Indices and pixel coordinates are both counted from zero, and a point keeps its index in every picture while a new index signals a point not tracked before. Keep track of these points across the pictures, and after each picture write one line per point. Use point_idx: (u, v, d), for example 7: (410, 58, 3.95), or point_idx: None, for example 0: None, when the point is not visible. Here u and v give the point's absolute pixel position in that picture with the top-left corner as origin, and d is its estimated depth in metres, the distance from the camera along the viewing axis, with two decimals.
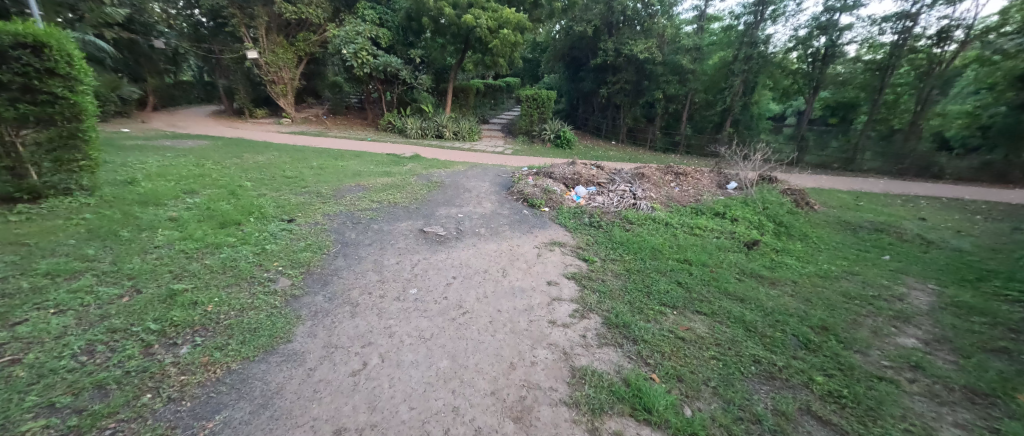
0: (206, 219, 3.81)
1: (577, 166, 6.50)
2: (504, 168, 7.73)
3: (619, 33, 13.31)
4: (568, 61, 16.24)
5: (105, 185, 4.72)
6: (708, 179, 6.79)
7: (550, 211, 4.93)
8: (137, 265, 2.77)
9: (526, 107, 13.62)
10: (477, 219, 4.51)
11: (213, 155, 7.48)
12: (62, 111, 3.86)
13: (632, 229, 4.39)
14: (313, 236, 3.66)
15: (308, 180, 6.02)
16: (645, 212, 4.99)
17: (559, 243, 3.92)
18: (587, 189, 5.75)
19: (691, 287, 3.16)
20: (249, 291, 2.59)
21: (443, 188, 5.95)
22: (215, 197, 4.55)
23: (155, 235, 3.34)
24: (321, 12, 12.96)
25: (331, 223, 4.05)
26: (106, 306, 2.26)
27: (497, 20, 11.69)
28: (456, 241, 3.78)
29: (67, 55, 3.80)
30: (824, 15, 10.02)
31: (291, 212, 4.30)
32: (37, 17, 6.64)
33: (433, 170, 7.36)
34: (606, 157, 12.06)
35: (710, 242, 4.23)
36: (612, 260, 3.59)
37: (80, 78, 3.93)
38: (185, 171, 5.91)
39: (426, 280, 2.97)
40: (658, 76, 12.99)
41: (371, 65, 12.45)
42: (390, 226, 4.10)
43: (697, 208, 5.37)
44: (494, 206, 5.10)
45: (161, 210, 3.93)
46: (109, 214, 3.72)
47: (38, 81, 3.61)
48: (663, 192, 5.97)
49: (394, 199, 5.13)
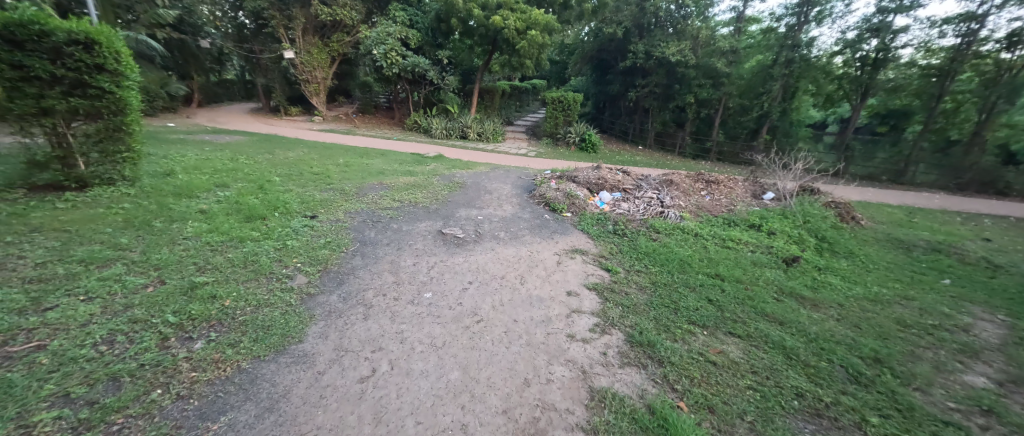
0: (233, 212, 3.91)
1: (602, 170, 6.28)
2: (527, 170, 7.61)
3: (650, 35, 12.93)
4: (596, 64, 15.94)
5: (146, 176, 4.97)
6: (742, 188, 6.40)
7: (572, 216, 4.77)
8: (165, 256, 2.84)
9: (551, 109, 13.45)
10: (496, 222, 4.40)
11: (247, 150, 7.78)
12: (108, 105, 4.10)
13: (659, 239, 4.15)
14: (333, 233, 3.67)
15: (334, 177, 6.14)
16: (673, 221, 4.72)
17: (580, 251, 3.75)
18: (611, 195, 5.53)
19: (723, 306, 2.90)
20: (266, 287, 2.59)
21: (464, 189, 5.90)
22: (244, 191, 4.68)
23: (185, 226, 3.45)
24: (354, 14, 13.31)
25: (351, 221, 4.06)
26: (131, 296, 2.31)
27: (526, 21, 11.59)
28: (474, 244, 3.69)
29: (116, 52, 4.00)
30: (877, 17, 9.33)
31: (314, 208, 4.35)
32: (94, 17, 7.20)
33: (455, 170, 7.35)
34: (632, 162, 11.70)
35: (745, 256, 3.92)
36: (636, 272, 3.37)
37: (126, 74, 4.14)
38: (219, 165, 6.16)
39: (442, 284, 2.89)
40: (690, 79, 12.51)
41: (399, 65, 12.67)
42: (409, 226, 4.06)
43: (729, 219, 5.04)
44: (514, 209, 4.98)
45: (193, 202, 4.07)
46: (145, 204, 3.88)
47: (88, 76, 3.83)
48: (693, 200, 5.65)
49: (415, 199, 5.12)
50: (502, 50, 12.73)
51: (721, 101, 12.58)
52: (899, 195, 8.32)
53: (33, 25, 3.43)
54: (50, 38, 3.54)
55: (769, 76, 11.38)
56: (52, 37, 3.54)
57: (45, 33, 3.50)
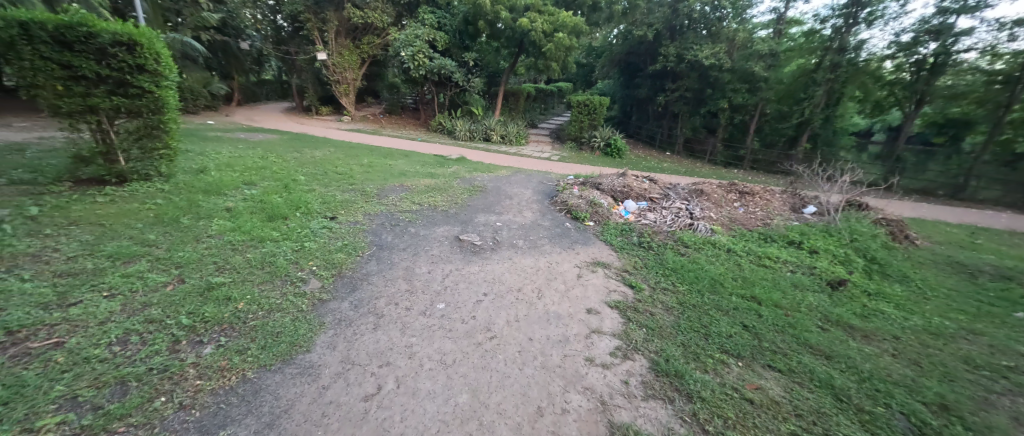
0: (257, 211, 3.97)
1: (628, 177, 6.02)
2: (549, 175, 7.44)
3: (682, 37, 12.46)
4: (624, 65, 15.35)
5: (181, 172, 5.19)
6: (780, 201, 5.95)
7: (595, 226, 4.56)
8: (188, 254, 2.89)
9: (576, 113, 13.21)
10: (515, 229, 4.27)
11: (277, 149, 8.03)
12: (148, 104, 4.30)
13: (687, 253, 3.86)
14: (350, 235, 3.65)
15: (357, 177, 6.21)
16: (703, 234, 4.41)
17: (602, 264, 3.53)
18: (637, 204, 5.27)
19: (761, 333, 2.60)
20: (280, 290, 2.57)
21: (484, 193, 5.81)
22: (270, 190, 4.78)
23: (210, 224, 3.52)
24: (385, 16, 13.65)
25: (370, 223, 4.04)
26: (151, 294, 2.34)
27: (553, 23, 11.43)
28: (491, 253, 3.57)
29: (155, 53, 4.19)
30: (937, 18, 8.53)
31: (335, 209, 4.36)
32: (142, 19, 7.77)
33: (476, 173, 7.29)
34: (659, 169, 11.26)
35: (785, 277, 3.56)
36: (663, 289, 3.10)
37: (164, 74, 4.34)
38: (250, 163, 6.36)
39: (455, 295, 2.78)
40: (724, 84, 11.95)
41: (426, 67, 12.78)
42: (427, 231, 4.00)
43: (766, 234, 4.68)
44: (535, 216, 4.83)
45: (220, 200, 4.17)
46: (176, 200, 4.02)
47: (130, 75, 4.03)
48: (725, 212, 5.29)
49: (434, 202, 5.07)
50: (529, 53, 12.62)
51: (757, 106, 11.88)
52: (960, 213, 7.53)
53: (81, 27, 3.65)
54: (96, 39, 3.74)
55: (811, 81, 10.68)
56: (98, 39, 3.75)
57: (92, 34, 3.72)
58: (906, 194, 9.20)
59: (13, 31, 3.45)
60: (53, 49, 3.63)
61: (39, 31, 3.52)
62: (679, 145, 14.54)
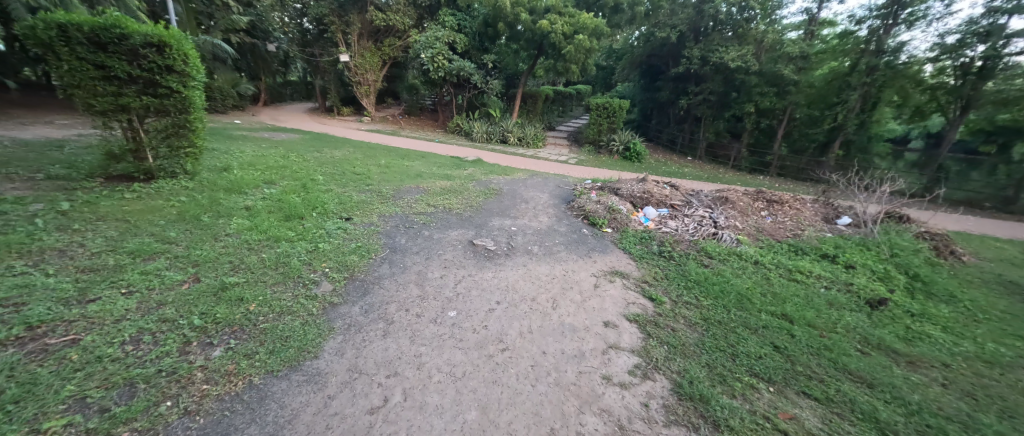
0: (275, 210, 4.02)
1: (648, 183, 5.83)
2: (566, 179, 7.31)
3: (707, 39, 12.09)
4: (646, 69, 15.29)
5: (205, 170, 5.33)
6: (812, 211, 5.62)
7: (612, 232, 4.41)
8: (205, 252, 2.92)
9: (595, 116, 13.00)
10: (531, 235, 4.16)
11: (298, 148, 8.20)
12: (175, 103, 4.44)
13: (712, 265, 3.64)
14: (364, 237, 3.63)
15: (374, 178, 6.25)
16: (728, 244, 4.18)
17: (620, 274, 3.38)
18: (657, 210, 5.08)
19: (795, 355, 2.37)
20: (291, 293, 2.54)
21: (500, 196, 5.74)
22: (289, 189, 4.84)
23: (229, 222, 3.58)
24: (406, 19, 13.84)
25: (384, 225, 4.02)
26: (167, 292, 2.36)
27: (573, 25, 11.29)
28: (505, 258, 3.47)
29: (183, 54, 4.33)
30: (986, 18, 7.95)
31: (350, 210, 4.37)
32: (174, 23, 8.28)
33: (492, 176, 7.23)
34: (680, 174, 10.92)
35: (819, 294, 3.31)
36: (685, 303, 2.90)
37: (191, 75, 4.48)
38: (272, 162, 6.50)
39: (467, 302, 2.69)
40: (751, 87, 11.51)
41: (445, 69, 12.86)
42: (440, 234, 3.94)
43: (796, 246, 4.40)
44: (551, 221, 4.71)
45: (240, 198, 4.25)
46: (198, 198, 4.11)
47: (159, 76, 4.17)
48: (751, 221, 5.03)
49: (449, 205, 5.02)
50: (548, 55, 12.50)
51: (786, 111, 11.60)
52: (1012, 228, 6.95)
53: (114, 28, 3.81)
54: (128, 40, 3.90)
55: (845, 85, 10.15)
56: (130, 40, 3.90)
57: (124, 36, 3.87)
58: (949, 206, 8.59)
59: (52, 33, 3.62)
60: (89, 50, 3.81)
61: (75, 32, 3.70)
62: (701, 150, 14.10)
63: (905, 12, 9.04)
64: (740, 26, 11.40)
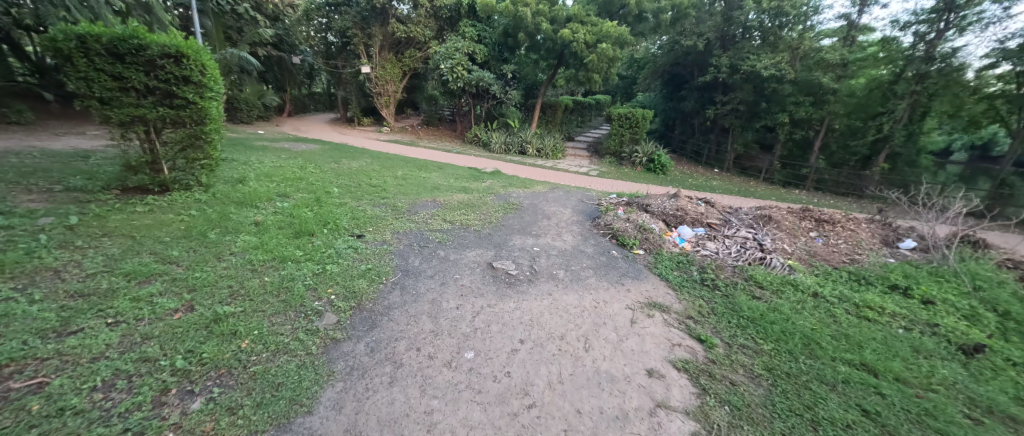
0: (286, 226, 3.83)
1: (680, 199, 5.39)
2: (590, 192, 6.95)
3: (736, 47, 11.62)
4: (669, 78, 15.00)
5: (221, 182, 5.26)
6: (868, 232, 5.03)
7: (644, 255, 4.01)
8: (205, 274, 2.70)
9: (616, 126, 12.61)
10: (555, 256, 3.80)
11: (317, 159, 8.16)
12: (191, 114, 4.42)
13: (764, 297, 3.16)
14: (375, 258, 3.35)
15: (390, 190, 6.06)
16: (779, 272, 3.70)
17: (658, 305, 2.95)
18: (693, 230, 4.63)
19: (894, 426, 1.87)
20: (291, 325, 2.26)
21: (520, 211, 5.43)
22: (302, 202, 4.66)
23: (236, 240, 3.38)
24: (427, 30, 13.96)
25: (397, 244, 3.74)
26: (155, 323, 2.12)
27: (596, 34, 11.02)
28: (527, 285, 3.11)
29: (201, 64, 4.34)
30: None
31: (363, 226, 4.14)
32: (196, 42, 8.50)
33: (512, 188, 6.95)
34: (708, 187, 10.35)
35: (900, 337, 2.78)
36: (741, 347, 2.44)
37: (208, 85, 4.47)
38: (289, 173, 6.42)
39: (487, 341, 2.34)
40: (784, 96, 10.90)
41: (464, 79, 12.81)
42: (457, 254, 3.64)
43: (858, 275, 3.86)
44: (575, 240, 4.34)
45: (251, 212, 4.08)
46: (208, 212, 3.96)
47: (175, 86, 4.16)
48: (801, 244, 4.52)
49: (467, 221, 4.72)
50: (569, 64, 12.27)
51: (823, 121, 10.92)
52: None
53: (133, 39, 3.83)
54: (146, 51, 3.91)
55: (890, 93, 9.42)
56: (148, 50, 3.92)
57: (142, 46, 3.89)
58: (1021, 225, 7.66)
59: (71, 44, 3.63)
60: (107, 60, 3.81)
61: (94, 43, 3.71)
62: (728, 162, 13.46)
63: (956, 15, 8.35)
64: (771, 32, 10.89)
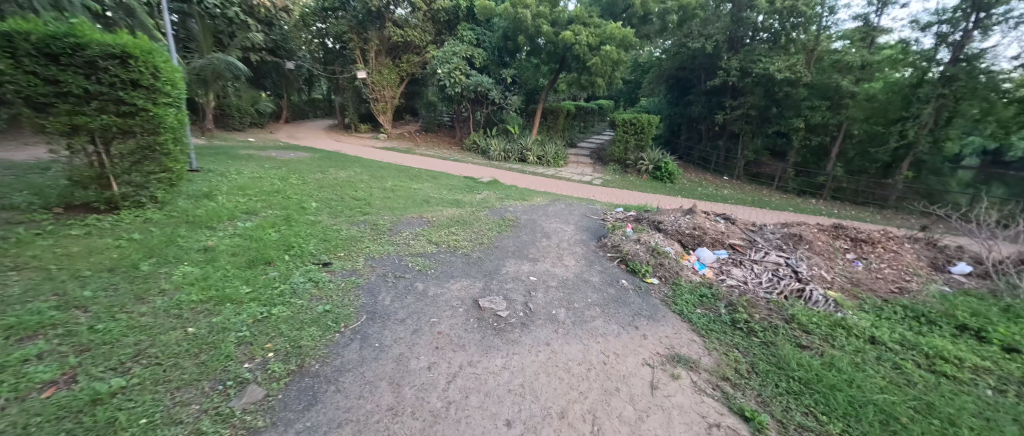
0: (240, 253, 3.28)
1: (697, 215, 4.80)
2: (594, 205, 6.39)
3: (746, 49, 11.13)
4: (674, 82, 14.54)
5: (181, 198, 4.71)
6: (913, 254, 4.41)
7: (660, 285, 3.42)
8: (112, 326, 2.12)
9: (621, 132, 12.07)
10: (555, 289, 3.21)
11: (303, 169, 7.67)
12: (142, 123, 3.93)
13: (814, 347, 2.55)
14: (337, 295, 2.78)
15: (374, 204, 5.52)
16: (823, 309, 3.10)
17: (682, 359, 2.35)
18: (713, 253, 4.03)
19: None
20: (198, 406, 1.67)
21: (517, 228, 4.87)
22: (268, 222, 4.11)
23: (174, 272, 2.83)
24: (425, 35, 13.61)
25: (369, 274, 3.18)
26: (5, 409, 1.53)
27: (599, 36, 10.49)
28: (520, 332, 2.52)
29: (153, 66, 3.86)
30: None
31: (334, 251, 3.60)
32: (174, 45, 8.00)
33: (509, 201, 6.40)
34: (720, 197, 9.72)
35: (996, 406, 2.12)
36: (803, 431, 1.82)
37: (163, 90, 4.01)
38: (266, 186, 5.89)
39: (462, 426, 1.71)
40: (799, 100, 10.35)
41: (462, 84, 12.37)
42: (438, 288, 3.05)
43: (916, 311, 3.24)
44: (579, 266, 3.76)
45: (205, 236, 3.53)
46: (154, 236, 3.42)
47: (121, 91, 3.67)
48: (839, 270, 3.92)
49: (455, 242, 4.16)
50: (571, 68, 11.75)
51: (840, 125, 10.31)
52: None
53: (68, 38, 3.33)
54: (83, 52, 3.42)
55: (913, 97, 8.78)
56: (88, 50, 3.42)
57: (80, 46, 3.39)
58: None
59: None
60: (39, 62, 3.30)
61: (22, 42, 3.19)
62: (739, 169, 12.82)
63: (984, 15, 7.81)
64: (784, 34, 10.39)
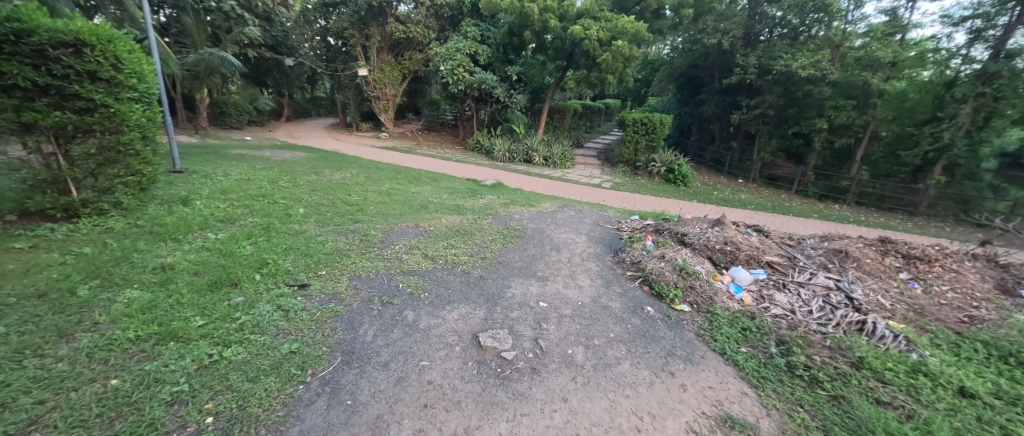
0: (205, 272, 2.84)
1: (726, 226, 4.28)
2: (607, 212, 5.90)
3: (765, 46, 10.57)
4: (687, 81, 13.98)
5: (154, 204, 4.27)
6: (975, 274, 3.87)
7: (692, 314, 2.92)
8: (9, 380, 1.64)
9: (631, 132, 11.54)
10: (570, 319, 2.71)
11: (296, 170, 7.25)
12: (102, 121, 3.48)
13: (898, 405, 2.02)
14: (308, 329, 2.30)
15: (368, 210, 5.06)
16: (895, 349, 2.56)
17: (739, 423, 1.84)
18: (749, 272, 3.52)
19: None
20: None
21: (523, 239, 4.41)
22: (244, 232, 3.65)
23: (117, 298, 2.37)
24: (428, 31, 13.16)
25: (351, 300, 2.70)
26: None
27: (611, 30, 9.97)
28: (529, 382, 2.03)
29: (113, 56, 3.40)
30: None
31: (313, 269, 3.13)
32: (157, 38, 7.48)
33: (514, 206, 5.91)
34: (738, 202, 9.13)
35: None
36: None
37: (127, 84, 3.56)
38: (252, 189, 5.47)
39: None
40: (821, 99, 9.73)
41: (466, 82, 11.90)
42: (431, 318, 2.57)
43: (1003, 350, 2.69)
44: (596, 289, 3.27)
45: (169, 250, 3.09)
46: (110, 250, 2.99)
47: (76, 84, 3.22)
48: (896, 294, 3.40)
49: (454, 257, 3.68)
50: (579, 65, 11.25)
51: (866, 126, 9.60)
52: None
53: (10, 22, 2.84)
54: (30, 39, 2.94)
55: (947, 97, 8.12)
56: (35, 38, 2.95)
57: (25, 32, 2.92)
58: None
59: None
60: None
61: None
62: (755, 172, 12.21)
63: None
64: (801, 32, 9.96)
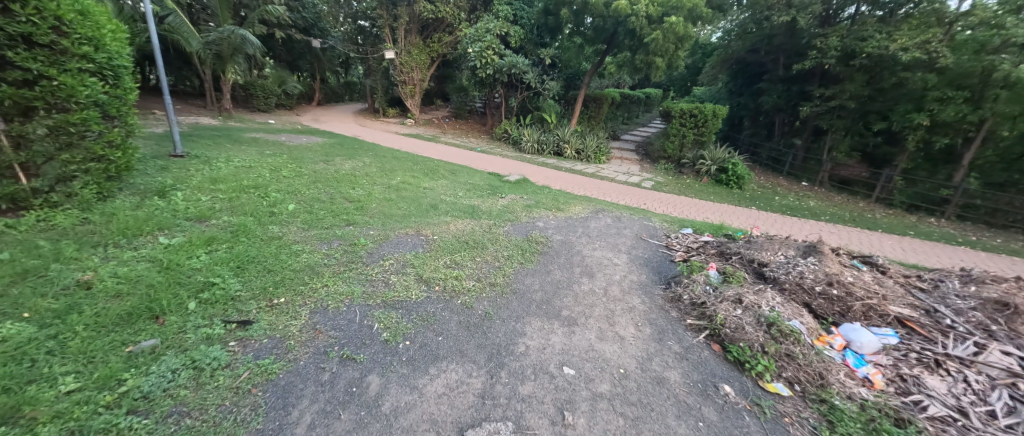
0: (124, 295, 2.18)
1: (827, 257, 3.15)
2: (651, 221, 4.85)
3: (853, 24, 8.76)
4: (747, 67, 12.21)
5: (125, 195, 3.74)
6: None
7: (795, 408, 1.88)
8: None
9: (678, 124, 10.15)
10: (609, 406, 1.80)
11: (305, 157, 6.70)
12: (46, 95, 2.90)
13: None
14: (216, 409, 1.53)
15: (367, 210, 4.33)
16: None
17: None
18: (873, 333, 2.44)
19: None
20: None
21: (546, 255, 3.52)
22: (204, 236, 3.01)
23: None
24: (457, 11, 12.25)
25: (300, 352, 1.94)
26: None
27: (662, 5, 8.54)
28: None
29: (53, 17, 2.81)
30: None
31: (266, 296, 2.40)
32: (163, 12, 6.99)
33: (538, 210, 4.99)
34: (807, 211, 7.63)
35: None
36: None
37: (73, 51, 2.97)
38: (247, 178, 4.93)
39: None
40: (921, 90, 7.91)
41: (495, 66, 10.94)
42: (403, 392, 1.75)
43: None
44: (642, 345, 2.33)
45: (96, 261, 2.47)
46: (26, 258, 2.39)
47: (7, 50, 2.64)
48: None
49: (456, 282, 2.85)
50: (622, 47, 9.92)
51: (980, 124, 7.53)
52: None
53: None
54: None
55: None
56: None
57: None
58: None
59: None
60: None
61: None
62: (821, 174, 10.26)
63: None
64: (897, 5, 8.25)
